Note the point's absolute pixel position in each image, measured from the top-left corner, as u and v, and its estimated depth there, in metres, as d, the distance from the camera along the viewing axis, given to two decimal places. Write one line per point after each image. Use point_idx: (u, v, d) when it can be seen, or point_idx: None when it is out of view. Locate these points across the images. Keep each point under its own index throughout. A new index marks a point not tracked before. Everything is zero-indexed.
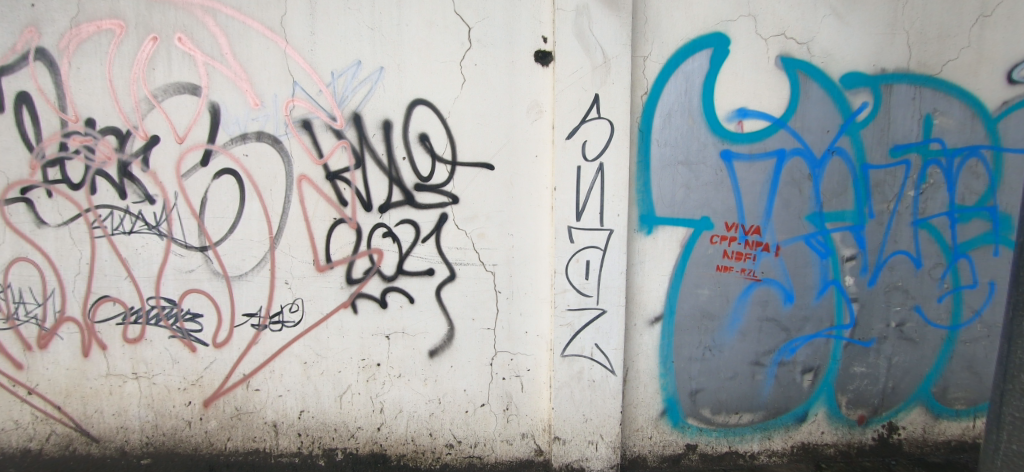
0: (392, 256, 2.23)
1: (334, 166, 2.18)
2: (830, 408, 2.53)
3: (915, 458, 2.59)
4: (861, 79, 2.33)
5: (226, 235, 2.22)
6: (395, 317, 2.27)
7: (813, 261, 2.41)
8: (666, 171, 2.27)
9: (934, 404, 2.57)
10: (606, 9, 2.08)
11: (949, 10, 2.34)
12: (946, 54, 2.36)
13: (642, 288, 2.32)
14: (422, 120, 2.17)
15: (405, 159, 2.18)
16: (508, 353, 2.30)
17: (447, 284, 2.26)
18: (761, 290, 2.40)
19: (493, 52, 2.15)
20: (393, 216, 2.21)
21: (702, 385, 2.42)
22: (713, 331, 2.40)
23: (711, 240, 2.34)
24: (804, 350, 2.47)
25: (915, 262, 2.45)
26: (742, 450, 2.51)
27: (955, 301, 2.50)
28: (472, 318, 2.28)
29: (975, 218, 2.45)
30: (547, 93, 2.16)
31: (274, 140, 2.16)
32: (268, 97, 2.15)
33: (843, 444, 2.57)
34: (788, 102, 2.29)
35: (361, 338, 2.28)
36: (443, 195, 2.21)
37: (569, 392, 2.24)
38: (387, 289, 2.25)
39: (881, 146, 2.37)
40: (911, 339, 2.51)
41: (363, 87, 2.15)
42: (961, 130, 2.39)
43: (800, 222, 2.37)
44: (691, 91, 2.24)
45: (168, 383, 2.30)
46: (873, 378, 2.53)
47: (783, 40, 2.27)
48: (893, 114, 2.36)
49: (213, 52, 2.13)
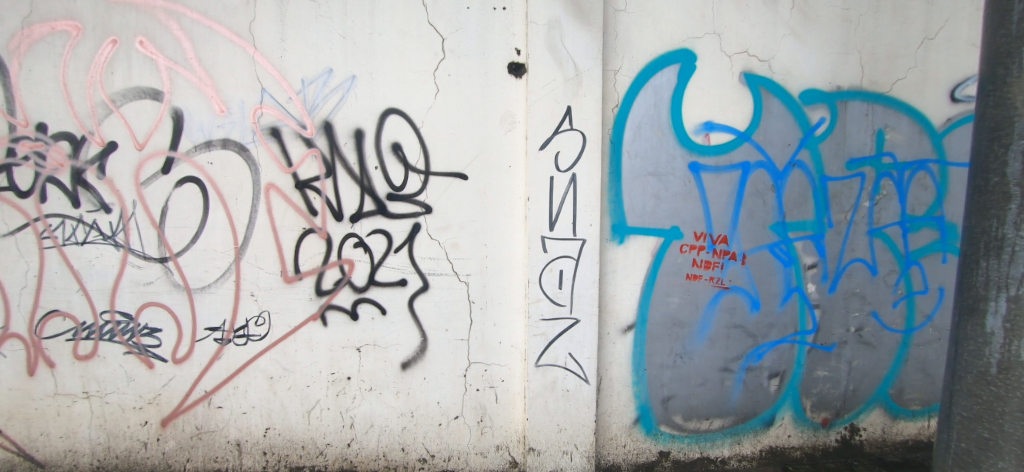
0: (363, 266, 2.19)
1: (303, 175, 2.13)
2: (796, 411, 2.61)
3: (875, 458, 2.69)
4: (819, 96, 2.45)
5: (188, 245, 2.13)
6: (366, 329, 2.22)
7: (777, 269, 2.49)
8: (637, 181, 2.31)
9: (892, 405, 2.69)
10: (577, 23, 2.12)
11: (897, 33, 2.50)
12: (895, 74, 2.51)
13: (615, 297, 2.35)
14: (395, 129, 2.15)
15: (377, 168, 2.15)
16: (483, 364, 2.28)
17: (420, 294, 2.23)
18: (729, 297, 2.47)
19: (467, 63, 2.16)
20: (365, 226, 2.17)
21: (673, 392, 2.46)
22: (684, 338, 2.44)
23: (681, 249, 2.39)
24: (770, 355, 2.54)
25: (871, 269, 2.58)
26: (713, 456, 2.55)
27: (908, 306, 2.64)
28: (445, 329, 2.26)
29: (925, 228, 2.60)
30: (520, 104, 2.18)
31: (240, 148, 2.10)
32: (234, 104, 2.09)
33: (808, 446, 2.65)
34: (751, 116, 2.38)
35: (331, 351, 2.22)
36: (416, 205, 2.18)
37: (543, 402, 2.23)
38: (358, 300, 2.20)
39: (837, 159, 2.49)
40: (869, 343, 2.63)
41: (335, 95, 2.12)
42: (910, 144, 2.54)
43: (764, 231, 2.46)
44: (660, 105, 2.30)
45: (122, 402, 2.18)
46: (835, 382, 2.63)
47: (746, 57, 2.37)
48: (848, 130, 2.48)
49: (176, 56, 2.07)
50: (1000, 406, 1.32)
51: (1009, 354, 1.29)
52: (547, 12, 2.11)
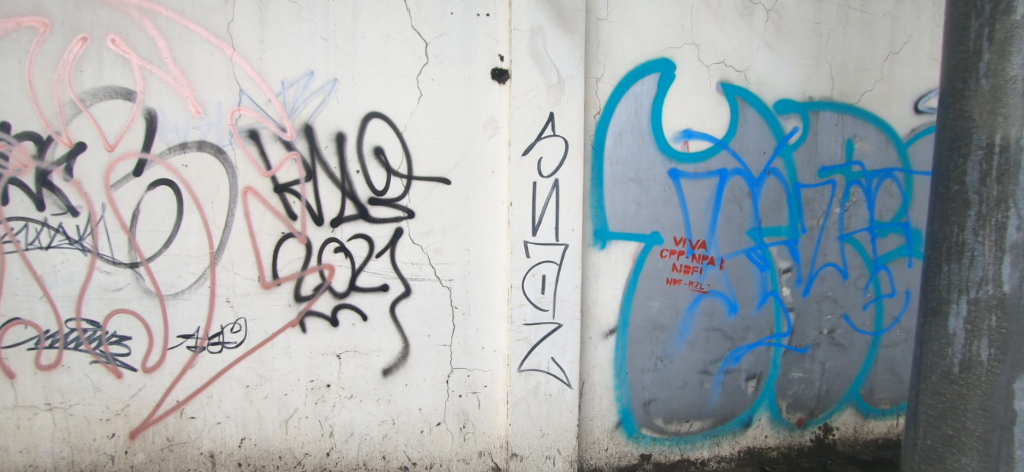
0: (344, 271, 2.16)
1: (283, 179, 2.09)
2: (772, 412, 2.67)
3: (848, 457, 2.77)
4: (792, 106, 2.53)
5: (161, 250, 2.07)
6: (346, 336, 2.18)
7: (753, 273, 2.56)
8: (618, 187, 2.35)
9: (863, 405, 2.78)
10: (560, 31, 2.15)
11: (864, 46, 2.61)
12: (862, 86, 2.62)
13: (597, 301, 2.37)
14: (377, 133, 2.13)
15: (359, 172, 2.13)
16: (465, 370, 2.27)
17: (402, 300, 2.20)
18: (708, 301, 2.52)
19: (450, 68, 2.17)
20: (346, 231, 2.14)
21: (654, 395, 2.49)
22: (664, 342, 2.48)
23: (661, 254, 2.43)
24: (747, 357, 2.60)
25: (842, 273, 2.67)
26: (693, 457, 2.59)
27: (877, 309, 2.74)
28: (427, 334, 2.24)
29: (892, 233, 2.71)
30: (503, 110, 2.20)
31: (217, 150, 2.05)
32: (211, 105, 2.04)
33: (784, 446, 2.71)
34: (728, 125, 2.45)
35: (310, 358, 2.17)
36: (399, 209, 2.17)
37: (525, 407, 2.24)
38: (338, 306, 2.16)
39: (810, 167, 2.58)
40: (841, 345, 2.72)
41: (316, 98, 2.09)
42: (877, 153, 2.65)
43: (741, 236, 2.52)
44: (641, 112, 2.35)
45: (87, 414, 2.08)
46: (809, 383, 2.70)
47: (723, 67, 2.44)
48: (820, 139, 2.58)
49: (150, 56, 2.01)
50: (962, 404, 1.38)
51: (970, 354, 1.35)
52: (530, 19, 2.13)
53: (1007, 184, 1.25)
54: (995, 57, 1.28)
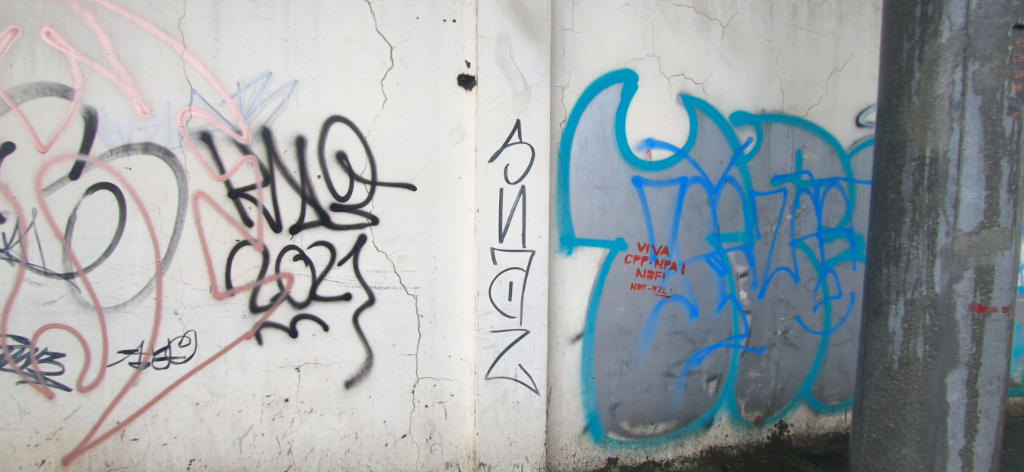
0: (304, 280, 2.07)
1: (238, 183, 2.00)
2: (731, 412, 2.77)
3: (801, 452, 2.91)
4: (746, 117, 2.66)
5: (100, 259, 1.92)
6: (306, 347, 2.10)
7: (712, 277, 2.66)
8: (584, 194, 2.38)
9: (814, 401, 2.94)
10: (526, 39, 2.18)
11: (811, 63, 2.78)
12: (810, 100, 2.78)
13: (563, 307, 2.39)
14: (339, 137, 2.07)
15: (320, 177, 2.06)
16: (431, 379, 2.23)
17: (366, 309, 2.14)
18: (670, 305, 2.59)
19: (416, 73, 2.14)
20: (306, 238, 2.06)
21: (620, 399, 2.52)
22: (629, 346, 2.52)
23: (626, 259, 2.48)
24: (708, 359, 2.69)
25: (794, 276, 2.82)
26: (658, 459, 2.64)
27: (825, 310, 2.90)
28: (392, 344, 2.18)
29: (838, 238, 2.89)
30: (469, 116, 2.19)
31: (165, 153, 1.94)
32: (159, 105, 1.92)
33: (743, 444, 2.81)
34: (688, 135, 2.54)
35: (267, 372, 2.07)
36: (362, 216, 2.11)
37: (493, 415, 2.22)
38: (297, 317, 2.08)
39: (763, 176, 2.72)
40: (794, 344, 2.86)
41: (274, 100, 2.01)
42: (824, 164, 2.83)
43: (701, 242, 2.62)
44: (605, 121, 2.40)
45: (12, 440, 1.89)
46: (765, 382, 2.82)
47: (683, 79, 2.53)
48: (772, 149, 2.72)
49: (91, 51, 1.87)
50: (902, 398, 1.52)
51: (908, 351, 1.50)
52: (497, 27, 2.15)
53: (936, 193, 1.43)
54: (925, 76, 1.46)
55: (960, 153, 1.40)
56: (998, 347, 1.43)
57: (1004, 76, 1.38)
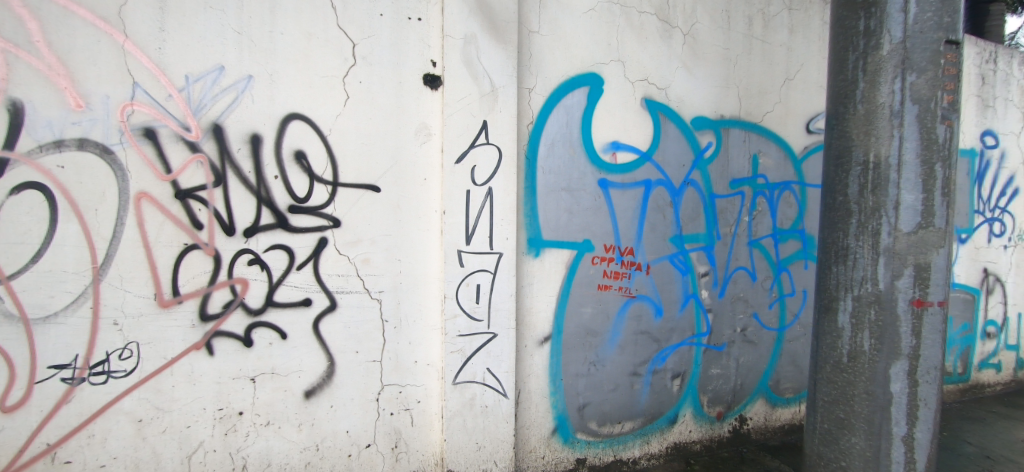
0: (260, 286, 1.94)
1: (186, 183, 1.83)
2: (695, 408, 2.85)
3: (759, 444, 3.03)
4: (706, 123, 2.75)
5: (26, 266, 1.66)
6: (262, 357, 1.96)
7: (676, 278, 2.73)
8: (551, 196, 2.39)
9: (771, 395, 3.07)
10: (492, 41, 2.17)
11: (765, 72, 2.92)
12: (764, 107, 2.92)
13: (531, 310, 2.38)
14: (297, 135, 1.96)
15: (277, 177, 1.95)
16: (397, 386, 2.16)
17: (327, 315, 2.03)
18: (636, 305, 2.64)
19: (380, 71, 2.07)
20: (262, 241, 1.93)
21: (588, 399, 2.55)
22: (596, 346, 2.55)
23: (593, 261, 2.51)
24: (672, 357, 2.76)
25: (751, 275, 2.94)
26: (625, 457, 2.68)
27: (780, 307, 3.04)
28: (355, 351, 2.08)
29: (791, 239, 3.04)
30: (435, 117, 2.16)
31: (102, 150, 1.72)
32: (96, 99, 1.71)
33: (706, 439, 2.90)
34: (651, 139, 2.61)
35: (219, 384, 1.90)
36: (323, 218, 2.01)
37: (461, 420, 2.18)
38: (253, 325, 1.94)
39: (723, 179, 2.82)
40: (752, 341, 2.97)
41: (227, 96, 1.87)
42: (778, 168, 2.97)
43: (665, 243, 2.68)
44: (571, 123, 2.42)
45: None
46: (726, 378, 2.92)
47: (646, 84, 2.59)
48: (730, 154, 2.83)
49: (15, 37, 1.61)
50: (850, 389, 1.61)
51: (855, 345, 1.59)
52: (463, 27, 2.12)
53: (879, 195, 1.53)
54: (868, 86, 1.56)
55: (899, 158, 1.51)
56: (935, 340, 1.54)
57: (937, 87, 1.50)
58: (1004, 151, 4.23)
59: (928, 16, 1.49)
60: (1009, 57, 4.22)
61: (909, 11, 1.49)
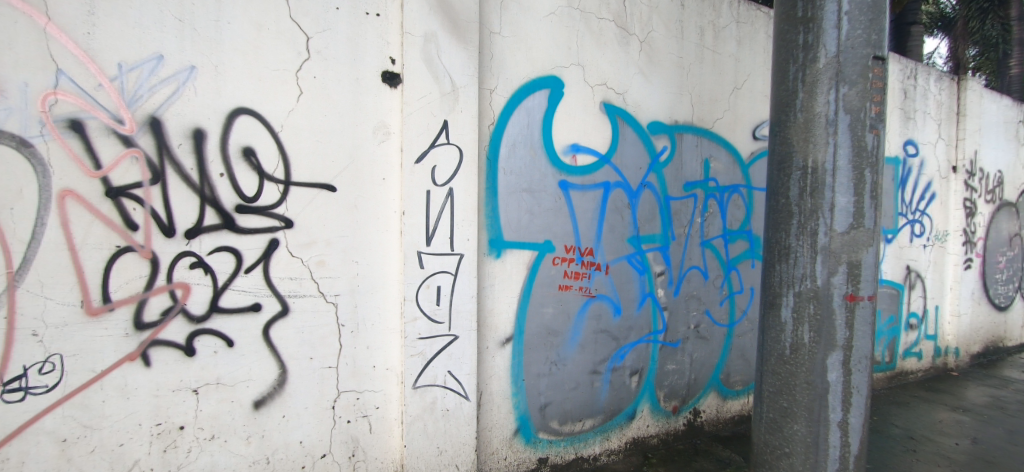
0: (203, 291, 1.79)
1: (119, 180, 1.66)
2: (652, 403, 2.94)
3: (712, 435, 3.18)
4: (662, 127, 2.86)
5: None
6: (205, 366, 1.80)
7: (633, 277, 2.81)
8: (512, 197, 2.40)
9: (723, 388, 3.23)
10: (453, 40, 2.16)
11: (716, 81, 3.07)
12: (715, 114, 3.07)
13: (493, 311, 2.38)
14: (246, 131, 1.84)
15: (223, 175, 1.82)
16: (354, 392, 2.08)
17: (278, 320, 1.92)
18: (596, 305, 2.69)
19: (336, 67, 1.99)
20: (205, 243, 1.79)
21: (549, 399, 2.57)
22: (558, 346, 2.58)
23: (553, 261, 2.54)
24: (630, 355, 2.83)
25: (704, 274, 3.08)
26: (586, 455, 2.71)
27: (730, 304, 3.21)
28: (309, 357, 1.99)
29: (739, 239, 3.21)
30: (394, 115, 2.11)
31: (19, 143, 1.52)
32: (12, 85, 1.51)
33: (663, 433, 3.00)
34: (610, 142, 2.67)
35: (156, 397, 1.73)
36: (274, 218, 1.90)
37: (421, 425, 2.14)
38: (195, 333, 1.79)
39: (677, 182, 2.93)
40: (705, 337, 3.11)
41: (166, 87, 1.71)
42: (728, 172, 3.13)
43: (623, 244, 2.76)
44: (532, 125, 2.44)
45: None
46: (681, 373, 3.04)
47: (605, 89, 2.66)
48: (684, 158, 2.95)
49: None
50: (792, 380, 1.71)
51: (797, 338, 1.70)
52: (423, 25, 2.09)
53: (816, 198, 1.65)
54: (807, 96, 1.67)
55: (834, 164, 1.63)
56: (865, 331, 1.67)
57: (866, 99, 1.63)
58: (923, 159, 4.66)
59: (858, 33, 1.61)
60: (927, 74, 4.66)
61: (842, 28, 1.61)
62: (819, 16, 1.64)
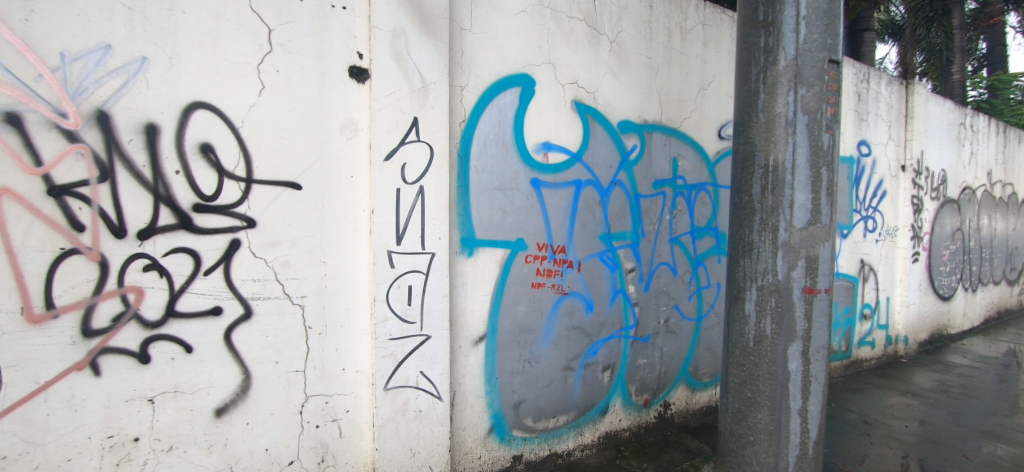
0: (159, 295, 1.69)
1: (62, 178, 1.53)
2: (624, 398, 2.99)
3: (682, 426, 3.27)
4: (632, 126, 2.91)
5: None
6: (162, 374, 1.70)
7: (605, 274, 2.85)
8: (484, 195, 2.39)
9: (691, 380, 3.33)
10: (423, 36, 2.13)
11: (683, 81, 3.14)
12: (683, 113, 3.15)
13: (466, 310, 2.36)
14: (204, 126, 1.74)
15: (178, 173, 1.72)
16: (323, 396, 2.03)
17: (241, 324, 1.83)
18: (568, 302, 2.71)
19: (300, 61, 1.93)
20: (160, 245, 1.68)
21: (523, 397, 2.58)
22: (531, 344, 2.59)
23: (526, 259, 2.55)
24: (602, 351, 2.87)
25: (673, 270, 3.16)
26: (560, 450, 2.74)
27: (698, 298, 3.30)
28: (275, 361, 1.92)
29: (706, 235, 3.32)
30: (362, 112, 2.06)
31: None
32: None
33: (634, 426, 3.06)
34: (581, 141, 2.70)
35: (107, 408, 1.62)
36: (235, 218, 1.82)
37: (393, 427, 2.10)
38: (150, 339, 1.68)
39: (647, 180, 2.99)
40: (674, 331, 3.19)
41: (115, 79, 1.59)
42: (695, 170, 3.22)
43: (594, 241, 2.79)
44: (504, 123, 2.43)
45: None
46: (651, 367, 3.11)
47: (576, 87, 2.68)
48: (653, 156, 3.01)
49: None
50: (756, 370, 1.78)
51: (760, 330, 1.76)
52: (391, 20, 2.05)
53: (777, 196, 1.71)
54: (768, 97, 1.74)
55: (793, 162, 1.69)
56: (823, 322, 1.75)
57: (822, 101, 1.70)
58: (875, 159, 4.93)
59: (815, 37, 1.68)
60: (879, 78, 4.92)
61: (799, 32, 1.68)
62: (778, 20, 1.70)
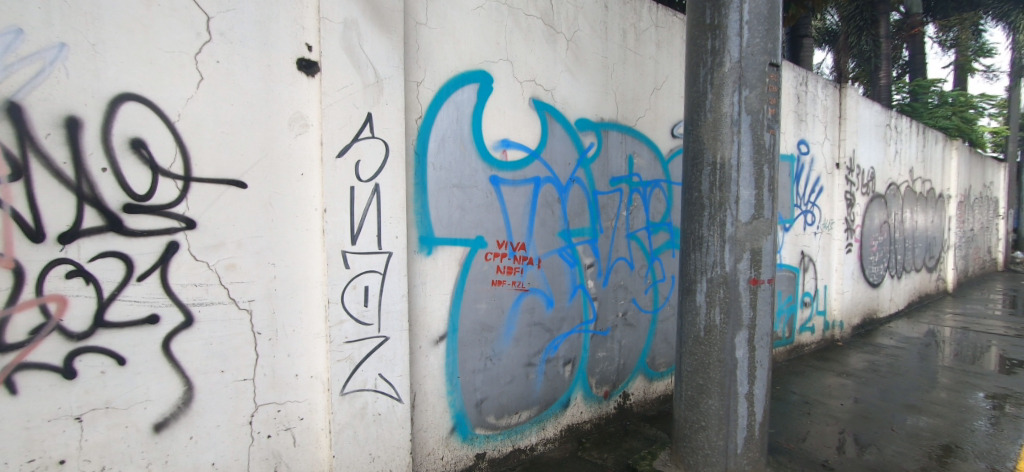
0: (86, 304, 1.54)
1: None
2: (585, 391, 3.06)
3: (640, 415, 3.38)
4: (589, 124, 2.96)
5: None
6: (90, 389, 1.56)
7: (565, 270, 2.90)
8: (443, 193, 2.36)
9: (648, 371, 3.45)
10: (376, 29, 2.07)
11: (638, 80, 3.24)
12: (637, 112, 3.24)
13: (425, 309, 2.33)
14: (134, 119, 1.61)
15: (105, 170, 1.57)
16: (275, 404, 1.94)
17: (181, 332, 1.72)
18: (529, 298, 2.73)
19: (243, 51, 1.81)
20: (85, 249, 1.53)
21: (485, 394, 2.58)
22: (492, 341, 2.59)
23: (486, 257, 2.55)
24: (563, 345, 2.92)
25: (630, 264, 3.26)
26: (523, 446, 2.76)
27: (654, 291, 3.43)
28: (220, 370, 1.80)
29: (660, 230, 3.44)
30: (313, 107, 1.99)
31: None
32: None
33: (595, 417, 3.13)
34: (539, 138, 2.72)
35: (26, 430, 1.45)
36: (173, 219, 1.70)
37: (351, 432, 2.04)
38: (77, 352, 1.53)
39: (604, 177, 3.06)
40: (631, 324, 3.30)
41: (27, 66, 1.42)
42: (649, 168, 3.33)
43: (554, 237, 2.83)
44: (461, 120, 2.41)
45: None
46: (610, 360, 3.19)
47: (533, 85, 2.70)
48: (610, 154, 3.08)
49: None
50: (706, 358, 1.87)
51: (710, 321, 1.85)
52: (342, 11, 1.97)
53: (724, 192, 1.80)
54: (715, 97, 1.82)
55: (738, 160, 1.79)
56: (766, 311, 1.86)
57: (764, 102, 1.80)
58: (813, 157, 5.29)
59: (757, 41, 1.78)
60: (816, 82, 5.28)
61: (742, 36, 1.77)
62: (723, 23, 1.79)
